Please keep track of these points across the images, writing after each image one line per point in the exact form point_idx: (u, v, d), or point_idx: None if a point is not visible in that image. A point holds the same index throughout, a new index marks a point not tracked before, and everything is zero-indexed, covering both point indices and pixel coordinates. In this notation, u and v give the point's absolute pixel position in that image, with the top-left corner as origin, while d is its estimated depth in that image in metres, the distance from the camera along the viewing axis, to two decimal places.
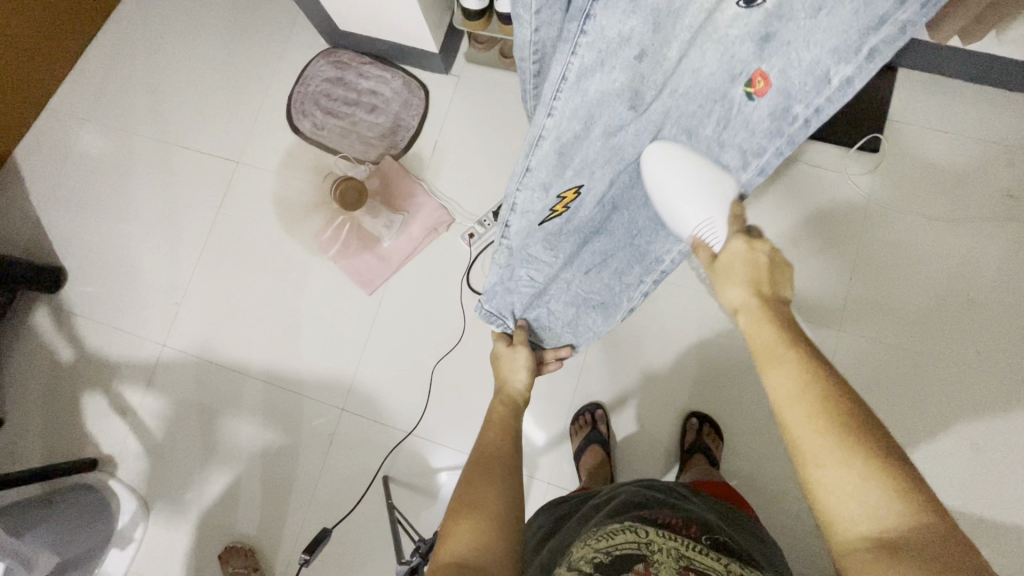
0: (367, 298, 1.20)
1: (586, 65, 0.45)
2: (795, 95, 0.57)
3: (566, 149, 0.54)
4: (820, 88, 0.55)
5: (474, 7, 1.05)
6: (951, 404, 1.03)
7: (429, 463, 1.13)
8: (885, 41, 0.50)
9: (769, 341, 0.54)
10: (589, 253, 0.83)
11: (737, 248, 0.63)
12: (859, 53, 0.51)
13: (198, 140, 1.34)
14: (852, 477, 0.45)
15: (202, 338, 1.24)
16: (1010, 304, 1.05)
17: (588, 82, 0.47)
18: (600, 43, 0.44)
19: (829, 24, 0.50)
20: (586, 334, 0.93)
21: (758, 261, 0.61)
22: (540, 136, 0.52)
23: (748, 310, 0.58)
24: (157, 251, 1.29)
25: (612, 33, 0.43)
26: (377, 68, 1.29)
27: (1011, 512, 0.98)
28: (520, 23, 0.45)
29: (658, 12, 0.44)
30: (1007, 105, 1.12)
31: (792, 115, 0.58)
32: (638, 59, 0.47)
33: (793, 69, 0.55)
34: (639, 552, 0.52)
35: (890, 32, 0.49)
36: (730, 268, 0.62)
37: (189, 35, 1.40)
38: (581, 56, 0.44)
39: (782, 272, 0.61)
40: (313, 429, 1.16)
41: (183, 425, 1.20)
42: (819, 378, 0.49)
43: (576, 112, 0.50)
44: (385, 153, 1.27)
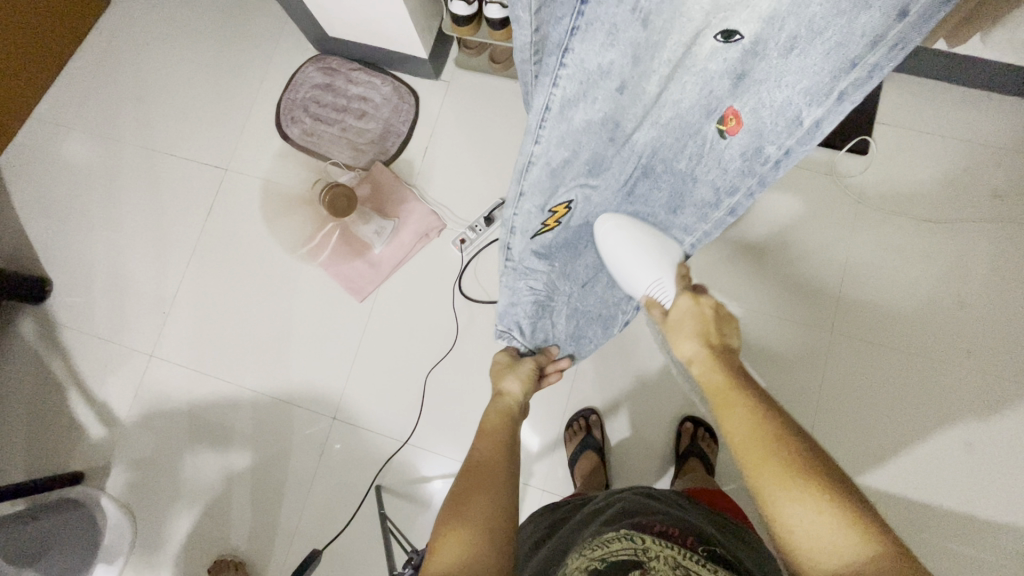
0: (358, 305, 1.19)
1: (568, 95, 0.46)
2: (767, 134, 0.58)
3: (555, 173, 0.56)
4: (791, 130, 0.56)
5: (463, 13, 1.05)
6: (941, 405, 1.03)
7: (422, 471, 1.11)
8: (851, 85, 0.50)
9: (716, 389, 0.59)
10: (582, 266, 0.84)
11: (684, 304, 0.70)
12: (828, 96, 0.51)
13: (186, 148, 1.32)
14: (806, 506, 0.47)
15: (190, 348, 1.22)
16: (999, 303, 1.06)
17: (572, 111, 0.48)
18: (581, 75, 0.44)
19: (800, 66, 0.50)
20: (588, 343, 0.92)
21: (704, 315, 0.68)
22: (528, 162, 0.53)
23: (702, 359, 0.64)
24: (144, 259, 1.27)
25: (591, 65, 0.43)
26: (367, 74, 1.28)
27: (1004, 511, 0.98)
28: (520, 24, 0.45)
29: (638, 45, 0.44)
30: (991, 107, 1.13)
31: (764, 155, 0.60)
32: (618, 90, 0.48)
33: (765, 109, 0.55)
34: (636, 559, 0.51)
35: (857, 78, 0.49)
36: (682, 323, 0.69)
37: (176, 41, 1.39)
38: (563, 87, 0.45)
39: (726, 324, 0.69)
40: (304, 438, 1.15)
41: (171, 437, 1.18)
42: (762, 418, 0.54)
43: (564, 139, 0.51)
44: (375, 159, 1.26)
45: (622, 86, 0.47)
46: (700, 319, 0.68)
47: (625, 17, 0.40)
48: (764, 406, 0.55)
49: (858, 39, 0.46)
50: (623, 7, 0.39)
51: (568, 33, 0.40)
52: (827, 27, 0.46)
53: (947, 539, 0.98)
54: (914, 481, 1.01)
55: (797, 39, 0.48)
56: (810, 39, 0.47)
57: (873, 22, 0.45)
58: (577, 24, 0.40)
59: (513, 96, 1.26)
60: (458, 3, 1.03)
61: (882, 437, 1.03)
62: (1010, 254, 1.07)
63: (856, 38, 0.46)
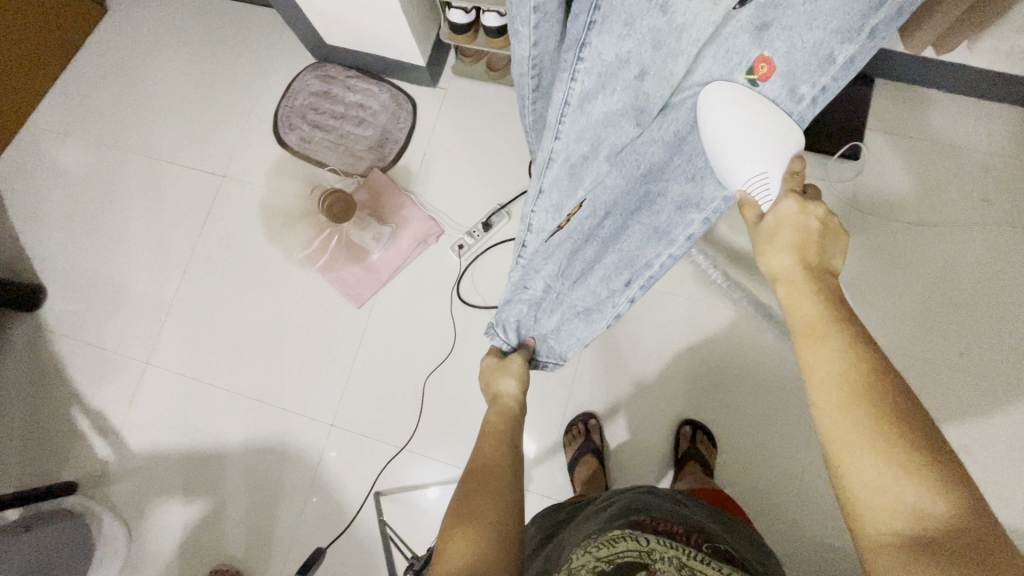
0: (356, 311, 1.19)
1: (587, 89, 0.47)
2: (799, 75, 0.56)
3: (575, 169, 0.56)
4: (824, 68, 0.55)
5: (461, 20, 1.06)
6: (937, 406, 1.04)
7: (421, 477, 1.11)
8: (883, 21, 0.50)
9: (808, 311, 0.50)
10: (582, 260, 0.76)
11: (788, 210, 0.57)
12: (861, 33, 0.51)
13: (183, 156, 1.32)
14: (892, 465, 0.40)
15: (187, 355, 1.21)
16: (991, 305, 1.08)
17: (591, 105, 0.48)
18: (599, 67, 0.45)
19: (829, 10, 0.50)
20: (572, 344, 0.89)
21: (808, 226, 0.56)
22: (549, 158, 0.54)
23: (789, 277, 0.54)
24: (140, 267, 1.27)
25: (610, 57, 0.44)
26: (365, 82, 1.29)
27: (1000, 511, 0.99)
28: (520, 39, 0.50)
29: (659, 32, 0.44)
30: (979, 113, 1.15)
31: (800, 93, 0.58)
32: (639, 77, 0.48)
33: (797, 52, 0.54)
34: (641, 561, 0.51)
35: (888, 14, 0.50)
36: (776, 231, 0.57)
37: (173, 50, 1.39)
38: (581, 81, 0.46)
39: (832, 241, 0.56)
40: (302, 445, 1.14)
41: (168, 444, 1.17)
42: (862, 357, 0.45)
43: (582, 133, 0.52)
44: (373, 166, 1.26)
45: (643, 71, 0.47)
46: (800, 230, 0.56)
47: (640, 6, 0.41)
48: (864, 344, 0.46)
49: None
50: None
51: (586, 27, 0.43)
52: None
53: None
54: None
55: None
56: None
57: None
58: (594, 18, 0.42)
59: (509, 103, 1.27)
60: (455, 12, 1.05)
61: None
62: (1001, 257, 1.09)
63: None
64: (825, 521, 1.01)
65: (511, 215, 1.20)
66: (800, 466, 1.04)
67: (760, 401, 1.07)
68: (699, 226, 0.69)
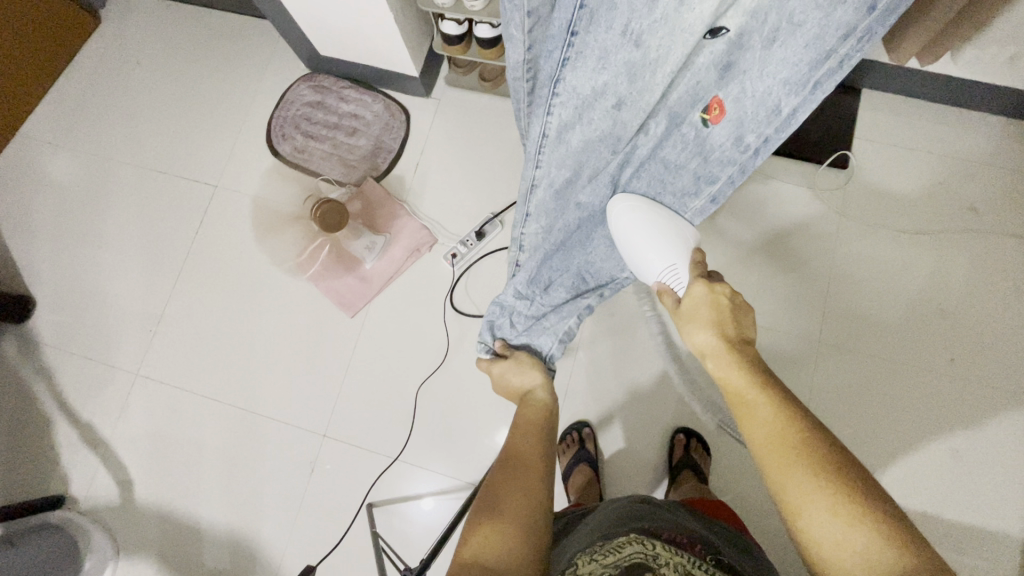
0: (348, 320, 1.19)
1: (564, 119, 0.51)
2: (750, 118, 0.57)
3: (558, 191, 0.63)
4: (771, 119, 0.56)
5: (453, 32, 1.06)
6: (928, 413, 1.05)
7: (414, 487, 1.10)
8: (826, 74, 0.50)
9: (737, 385, 0.55)
10: (554, 270, 0.78)
11: (699, 293, 0.64)
12: (806, 86, 0.51)
13: (175, 165, 1.32)
14: (839, 518, 0.45)
15: (177, 366, 1.20)
16: (979, 312, 1.09)
17: (570, 133, 0.53)
18: (575, 100, 0.48)
19: (779, 58, 0.50)
20: (549, 339, 0.83)
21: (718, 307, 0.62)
22: (532, 183, 0.60)
23: (715, 353, 0.59)
24: (131, 277, 1.26)
25: (585, 89, 0.47)
26: (358, 92, 1.30)
27: (993, 517, 0.99)
28: (515, 43, 0.51)
29: (633, 65, 0.46)
30: (963, 123, 1.17)
31: (745, 143, 0.59)
32: (616, 108, 0.50)
33: (747, 99, 0.55)
34: (647, 564, 0.52)
35: (831, 67, 0.49)
36: (695, 311, 0.63)
37: (166, 60, 1.39)
38: (558, 113, 0.50)
39: (745, 314, 0.62)
40: (293, 456, 1.13)
41: (157, 457, 1.16)
42: (793, 423, 0.50)
43: (564, 160, 0.57)
44: (366, 175, 1.27)
45: (620, 104, 0.50)
46: (716, 307, 0.62)
47: (614, 41, 0.43)
48: (794, 411, 0.51)
49: (834, 32, 0.46)
50: (610, 32, 0.42)
51: (560, 64, 0.45)
52: (806, 18, 0.46)
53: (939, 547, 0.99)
54: (904, 490, 1.02)
55: (777, 32, 0.48)
56: (790, 31, 0.48)
57: (847, 15, 0.45)
58: (568, 55, 0.44)
59: (502, 113, 1.28)
60: (448, 24, 1.05)
61: (872, 446, 1.04)
62: (987, 265, 1.11)
63: (831, 29, 0.46)
64: None
65: (504, 223, 1.21)
66: None
67: None
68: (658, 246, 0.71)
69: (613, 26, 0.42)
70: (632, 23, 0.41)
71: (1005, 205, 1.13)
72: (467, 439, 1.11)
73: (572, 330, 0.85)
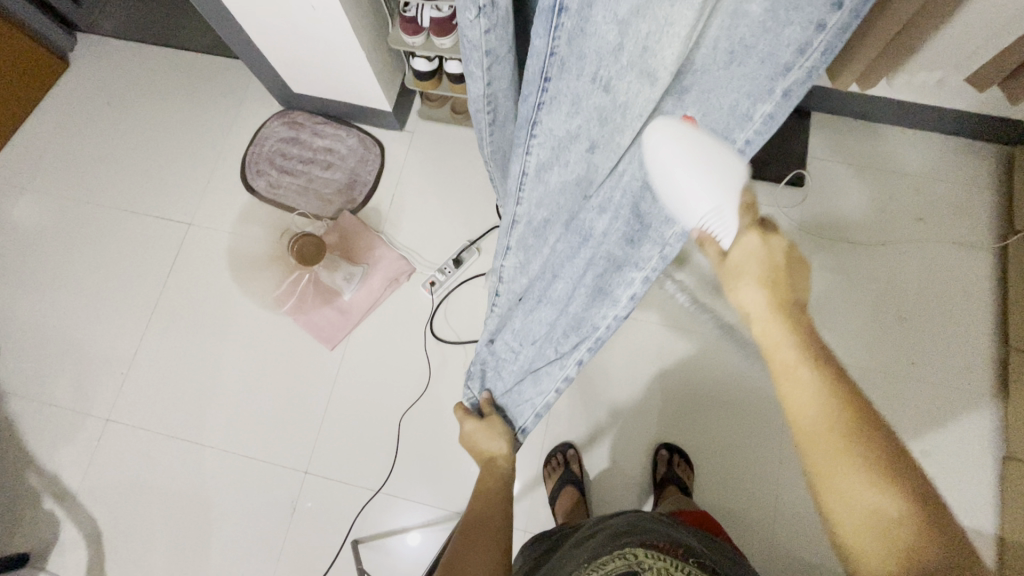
0: (328, 353, 1.18)
1: (542, 161, 0.51)
2: (721, 133, 0.51)
3: (537, 231, 0.61)
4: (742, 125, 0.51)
5: (424, 68, 1.10)
6: (901, 417, 1.09)
7: (399, 521, 1.08)
8: (795, 82, 0.47)
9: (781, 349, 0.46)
10: (536, 325, 0.72)
11: (750, 244, 0.50)
12: (773, 93, 0.47)
13: (147, 205, 1.31)
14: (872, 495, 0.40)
15: (151, 409, 1.17)
16: (934, 315, 1.14)
17: (548, 173, 0.52)
18: (551, 141, 0.49)
19: (741, 73, 0.46)
20: (525, 410, 0.83)
21: (766, 274, 0.49)
22: (513, 220, 0.60)
23: (761, 313, 0.48)
24: (102, 321, 1.23)
25: (560, 132, 0.47)
26: (332, 127, 1.32)
27: (965, 514, 1.03)
28: (474, 79, 0.54)
29: (604, 109, 0.45)
30: (907, 140, 1.25)
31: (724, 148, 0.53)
32: (591, 151, 0.50)
33: (711, 113, 0.50)
34: (630, 570, 0.53)
35: (797, 77, 0.46)
36: (740, 265, 0.51)
37: (137, 102, 1.40)
38: (536, 153, 0.50)
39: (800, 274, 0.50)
40: (274, 496, 1.10)
41: (128, 507, 1.11)
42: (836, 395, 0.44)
43: (542, 201, 0.56)
44: (342, 209, 1.28)
45: (594, 147, 0.49)
46: (768, 264, 0.50)
47: (586, 87, 0.43)
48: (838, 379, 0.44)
49: (785, 49, 0.44)
50: (581, 78, 0.42)
51: (536, 108, 0.46)
52: (757, 41, 0.44)
53: None
54: None
55: (735, 49, 0.45)
56: (745, 52, 0.45)
57: (794, 33, 0.43)
58: (543, 99, 0.45)
59: (474, 144, 1.31)
60: (419, 61, 1.09)
61: None
62: (938, 273, 1.17)
63: (785, 45, 0.44)
64: (803, 538, 1.03)
65: (481, 250, 1.23)
66: (776, 484, 1.06)
67: (731, 422, 1.10)
68: (640, 286, 0.61)
69: (583, 73, 0.42)
70: (601, 70, 0.42)
71: (949, 214, 1.20)
72: (452, 466, 1.11)
73: (551, 401, 0.80)
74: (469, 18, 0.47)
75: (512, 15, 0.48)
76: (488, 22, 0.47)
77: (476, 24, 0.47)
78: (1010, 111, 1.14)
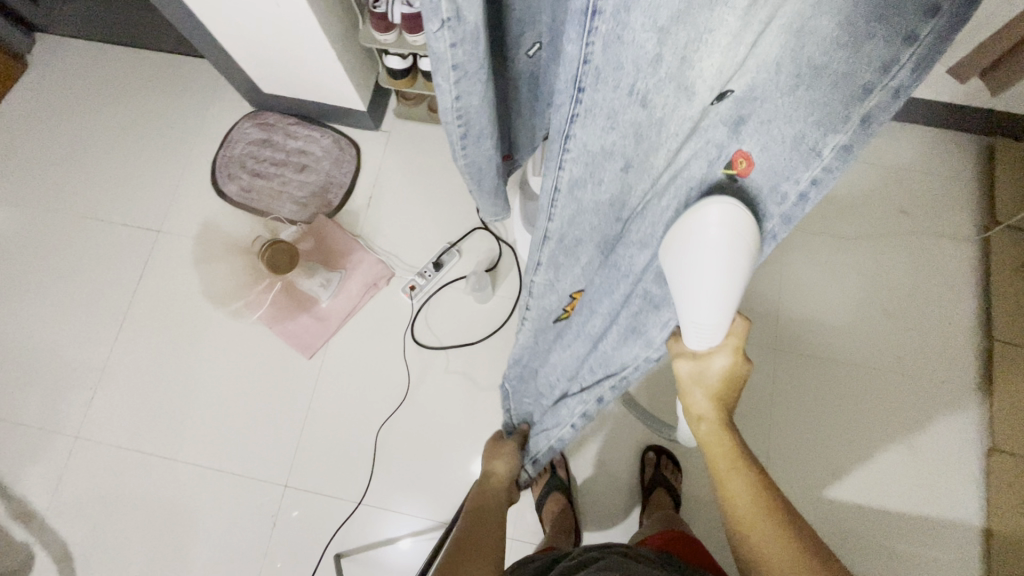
0: (306, 362, 1.14)
1: (575, 177, 0.43)
2: (781, 175, 0.41)
3: (568, 250, 0.52)
4: (806, 164, 0.39)
5: (398, 67, 1.06)
6: (891, 410, 1.08)
7: (384, 532, 1.06)
8: (877, 108, 0.35)
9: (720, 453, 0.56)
10: (568, 360, 0.68)
11: (717, 366, 0.55)
12: (849, 121, 0.36)
13: (114, 211, 1.26)
14: None
15: (122, 425, 1.13)
16: (919, 307, 1.14)
17: (581, 193, 0.44)
18: (586, 157, 0.41)
19: (808, 101, 0.37)
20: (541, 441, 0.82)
21: (713, 383, 0.55)
22: (543, 238, 0.50)
23: (710, 420, 0.56)
24: (68, 333, 1.19)
25: (595, 148, 0.40)
26: (306, 128, 1.28)
27: (953, 508, 1.03)
28: (443, 93, 0.50)
29: (640, 126, 0.39)
30: (889, 132, 1.25)
31: (781, 193, 0.42)
32: (625, 171, 0.43)
33: (775, 147, 0.40)
34: None
35: (880, 100, 0.35)
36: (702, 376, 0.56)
37: (101, 104, 1.34)
38: (568, 170, 0.42)
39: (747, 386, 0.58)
40: (253, 510, 1.07)
41: (101, 527, 1.07)
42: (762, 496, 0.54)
43: (573, 220, 0.47)
44: (318, 212, 1.24)
45: (628, 167, 0.42)
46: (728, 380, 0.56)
47: (623, 101, 0.37)
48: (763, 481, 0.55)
49: (866, 67, 0.34)
50: (618, 91, 0.36)
51: (569, 120, 0.38)
52: (831, 58, 0.35)
53: (905, 542, 1.02)
54: (870, 490, 1.04)
55: (802, 72, 0.37)
56: (816, 74, 0.36)
57: (877, 50, 0.34)
58: (577, 112, 0.37)
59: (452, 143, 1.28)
60: (392, 59, 1.05)
61: (838, 448, 1.07)
62: (923, 266, 1.16)
63: (866, 63, 0.34)
64: None
65: (462, 252, 1.19)
66: None
67: None
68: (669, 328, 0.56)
69: (620, 85, 0.35)
70: (638, 82, 0.35)
71: (931, 205, 1.20)
72: (437, 475, 1.08)
73: (565, 436, 0.78)
74: (433, 30, 0.43)
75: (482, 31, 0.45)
76: (454, 35, 0.43)
77: (440, 37, 0.43)
78: (991, 102, 1.13)
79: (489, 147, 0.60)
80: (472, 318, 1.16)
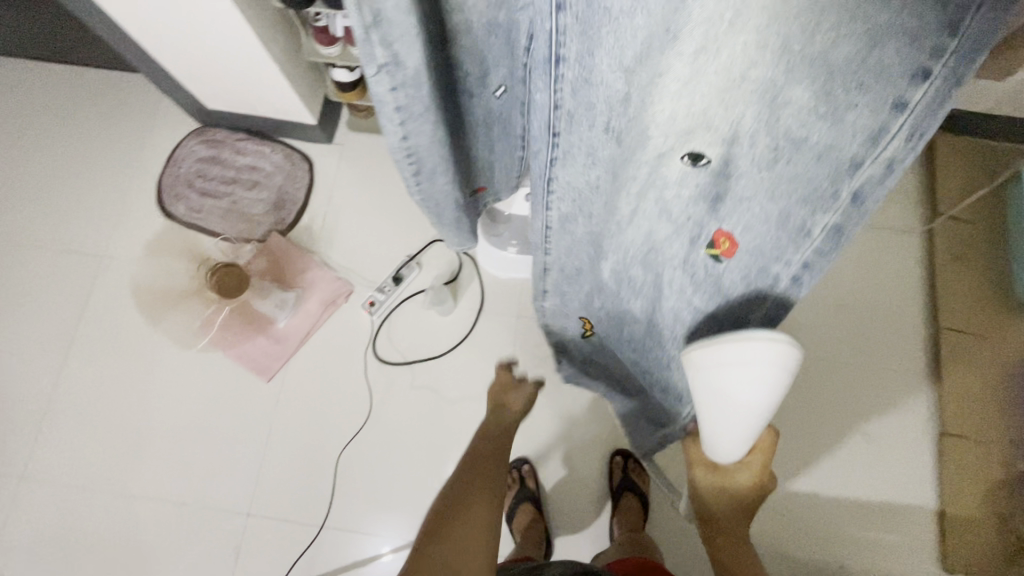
0: (265, 385, 1.11)
1: (565, 207, 0.58)
2: (769, 253, 0.43)
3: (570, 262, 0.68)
4: (798, 243, 0.41)
5: (346, 78, 1.04)
6: (848, 401, 1.12)
7: (351, 554, 1.03)
8: (868, 184, 0.35)
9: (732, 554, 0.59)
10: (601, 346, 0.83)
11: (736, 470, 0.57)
12: (836, 200, 0.37)
13: (53, 236, 1.21)
14: None
15: (72, 457, 1.08)
16: (870, 298, 1.17)
17: (571, 219, 0.60)
18: (570, 188, 0.55)
19: (790, 175, 0.38)
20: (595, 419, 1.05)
21: (733, 488, 0.59)
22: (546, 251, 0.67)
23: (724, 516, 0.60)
24: (9, 365, 1.13)
25: (579, 177, 0.53)
26: (254, 143, 1.23)
27: (908, 492, 1.06)
28: (387, 133, 0.51)
29: (614, 157, 0.50)
30: None
31: (770, 275, 0.44)
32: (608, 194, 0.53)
33: (757, 226, 0.42)
34: None
35: (873, 175, 0.34)
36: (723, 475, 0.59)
37: (33, 123, 1.28)
38: (558, 199, 0.57)
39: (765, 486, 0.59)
40: (215, 540, 1.04)
41: (55, 568, 1.02)
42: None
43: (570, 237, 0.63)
44: (271, 230, 1.20)
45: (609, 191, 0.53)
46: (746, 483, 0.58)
47: (599, 136, 0.48)
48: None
49: (851, 139, 0.34)
50: (591, 128, 0.47)
51: (549, 161, 0.52)
52: (809, 130, 0.35)
53: (864, 529, 1.05)
54: (829, 480, 1.07)
55: (780, 144, 0.37)
56: (793, 146, 0.36)
57: (862, 118, 0.33)
58: (554, 153, 0.51)
59: None
60: (340, 71, 1.03)
61: (799, 440, 1.10)
62: (875, 258, 1.20)
63: (849, 135, 0.34)
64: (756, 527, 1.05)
65: (422, 265, 1.18)
66: None
67: None
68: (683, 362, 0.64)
69: (594, 123, 0.47)
70: (609, 119, 0.46)
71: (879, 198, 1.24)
72: (405, 492, 1.06)
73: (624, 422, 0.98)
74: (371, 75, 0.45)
75: (424, 75, 0.45)
76: (392, 79, 0.45)
77: (380, 81, 0.45)
78: None
79: (444, 183, 0.60)
80: (434, 330, 1.15)
